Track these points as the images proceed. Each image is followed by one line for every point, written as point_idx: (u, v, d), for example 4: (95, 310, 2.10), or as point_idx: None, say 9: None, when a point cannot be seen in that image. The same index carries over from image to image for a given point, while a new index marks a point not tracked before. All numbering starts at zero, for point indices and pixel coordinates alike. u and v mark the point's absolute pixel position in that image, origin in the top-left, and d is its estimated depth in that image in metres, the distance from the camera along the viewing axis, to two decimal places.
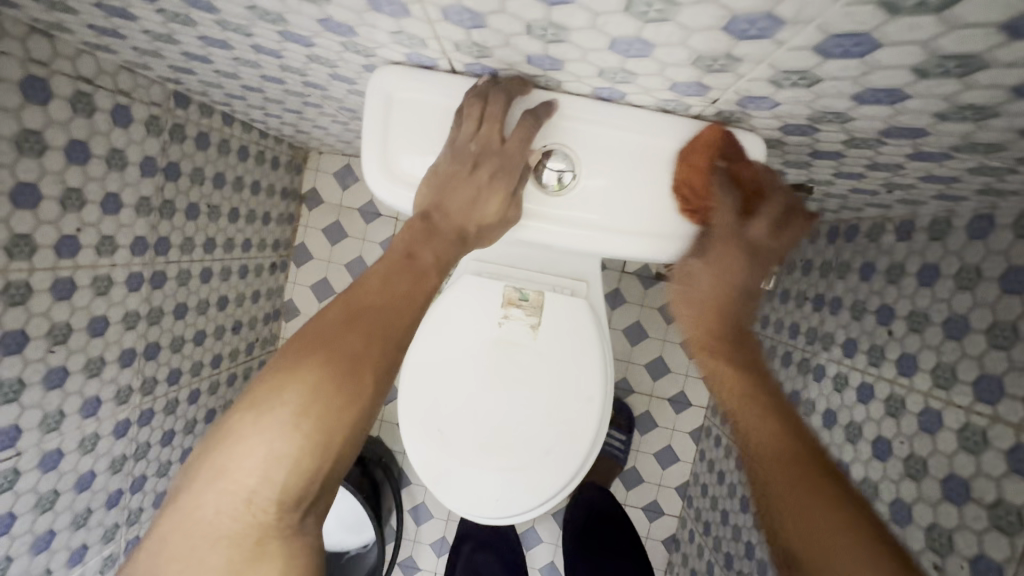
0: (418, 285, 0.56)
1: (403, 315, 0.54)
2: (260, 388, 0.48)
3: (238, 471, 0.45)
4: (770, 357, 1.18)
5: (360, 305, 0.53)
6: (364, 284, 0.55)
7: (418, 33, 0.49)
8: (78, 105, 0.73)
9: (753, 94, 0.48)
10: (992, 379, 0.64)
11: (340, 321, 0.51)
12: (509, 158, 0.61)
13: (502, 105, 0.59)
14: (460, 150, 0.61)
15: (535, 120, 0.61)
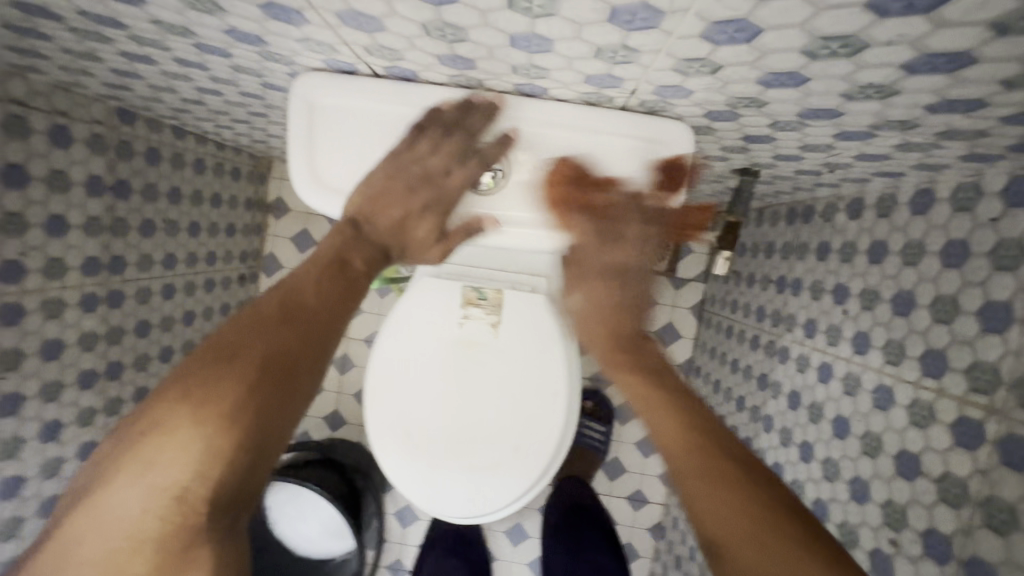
0: (346, 292, 0.60)
1: (332, 320, 0.57)
2: (195, 383, 0.49)
3: (171, 466, 0.47)
4: (739, 341, 1.18)
5: (292, 306, 0.56)
6: (298, 285, 0.57)
7: (328, 40, 0.48)
8: (13, 127, 0.72)
9: (666, 85, 0.48)
10: (936, 353, 0.64)
11: (273, 322, 0.54)
12: (446, 194, 0.63)
13: (462, 140, 0.61)
14: (405, 170, 0.61)
15: (482, 159, 0.62)
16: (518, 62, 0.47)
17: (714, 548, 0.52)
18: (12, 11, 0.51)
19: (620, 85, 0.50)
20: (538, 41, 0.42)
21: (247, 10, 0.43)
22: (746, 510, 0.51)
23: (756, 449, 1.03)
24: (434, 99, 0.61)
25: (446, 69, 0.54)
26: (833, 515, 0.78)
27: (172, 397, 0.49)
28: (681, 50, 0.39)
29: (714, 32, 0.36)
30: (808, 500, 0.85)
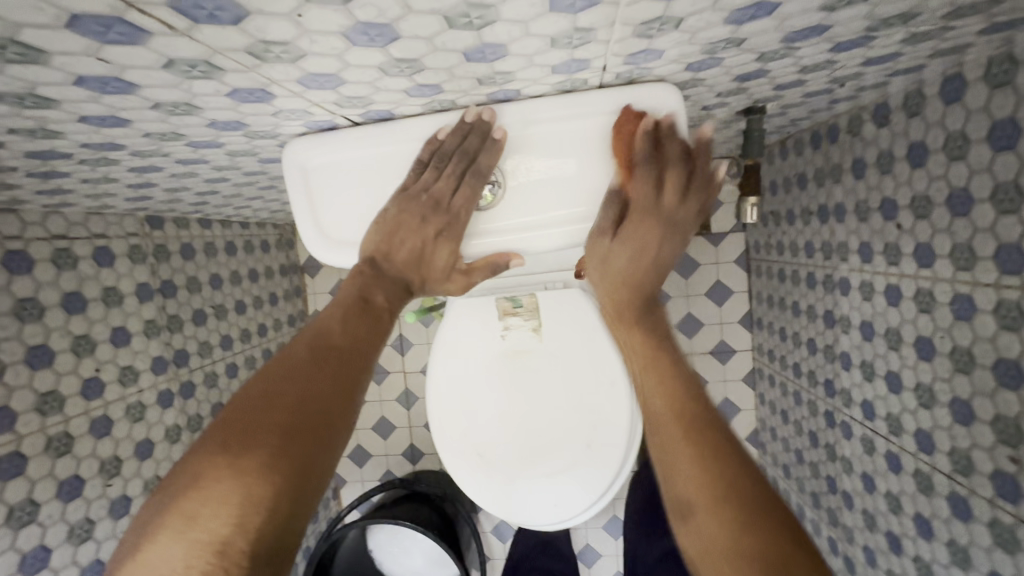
0: (371, 330, 0.57)
1: (365, 359, 0.54)
2: (232, 429, 0.45)
3: (215, 517, 0.41)
4: (796, 282, 1.12)
5: (324, 348, 0.52)
6: (328, 325, 0.54)
7: (300, 105, 0.50)
8: (61, 260, 0.79)
9: (632, 53, 0.46)
10: (1011, 246, 0.58)
11: (308, 364, 0.50)
12: (456, 215, 0.61)
13: (462, 161, 0.60)
14: (412, 200, 0.61)
15: (480, 173, 0.61)
16: (481, 74, 0.47)
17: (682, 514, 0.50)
18: (29, 161, 0.55)
19: (587, 68, 0.49)
20: (491, 50, 0.41)
21: (218, 103, 0.45)
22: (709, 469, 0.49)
23: (840, 390, 0.97)
24: (428, 135, 0.62)
25: (417, 100, 0.54)
26: (939, 444, 0.72)
27: (209, 446, 0.44)
28: (636, 15, 0.38)
29: None
30: (908, 432, 0.78)
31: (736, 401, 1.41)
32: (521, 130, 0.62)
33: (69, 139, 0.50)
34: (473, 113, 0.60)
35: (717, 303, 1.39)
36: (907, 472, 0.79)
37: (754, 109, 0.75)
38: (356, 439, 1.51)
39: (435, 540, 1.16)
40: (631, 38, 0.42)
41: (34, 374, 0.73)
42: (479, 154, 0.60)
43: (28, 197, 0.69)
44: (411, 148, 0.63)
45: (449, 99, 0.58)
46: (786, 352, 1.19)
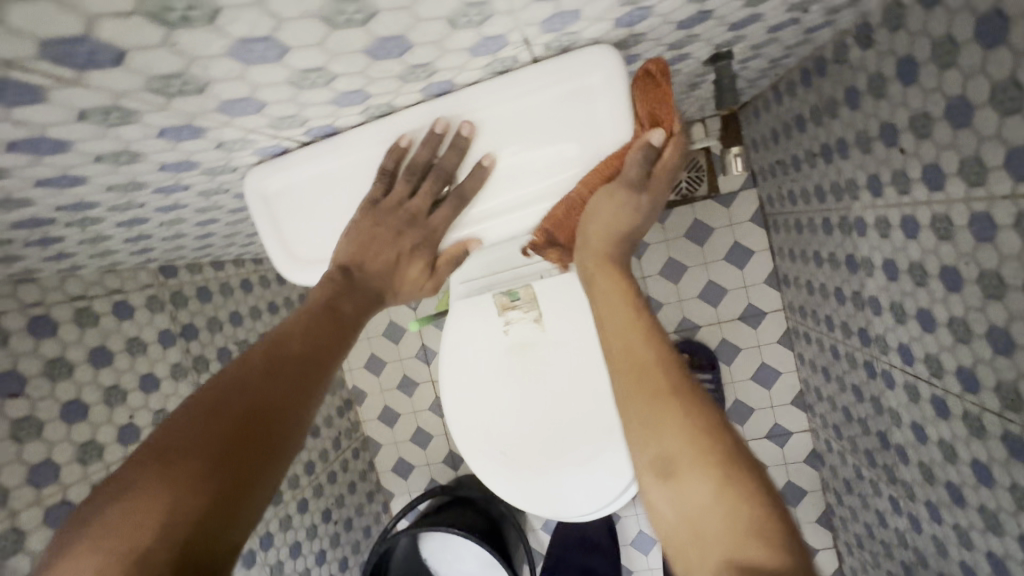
0: (332, 343, 0.57)
1: (321, 370, 0.54)
2: (171, 438, 0.46)
3: (136, 523, 0.41)
4: (814, 231, 1.05)
5: (274, 359, 0.53)
6: (283, 335, 0.55)
7: (250, 126, 0.53)
8: (84, 318, 0.84)
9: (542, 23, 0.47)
10: (1021, 149, 0.52)
11: (259, 373, 0.51)
12: (429, 229, 0.64)
13: (439, 178, 0.62)
14: (378, 215, 0.63)
15: (460, 194, 0.64)
16: (396, 70, 0.50)
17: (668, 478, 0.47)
18: (21, 231, 0.59)
19: (506, 44, 0.51)
20: (393, 42, 0.44)
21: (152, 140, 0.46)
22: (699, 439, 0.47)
23: (875, 337, 0.90)
24: (392, 141, 0.63)
25: (349, 109, 0.57)
26: (983, 381, 0.65)
27: (149, 451, 0.45)
28: None
29: None
30: (950, 372, 0.71)
31: (775, 365, 1.33)
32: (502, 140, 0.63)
33: (43, 203, 0.53)
34: (444, 123, 0.61)
35: (737, 267, 1.33)
36: (955, 416, 0.72)
37: (722, 55, 0.71)
38: (398, 453, 1.54)
39: (478, 542, 1.17)
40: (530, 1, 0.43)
41: (70, 428, 0.78)
42: (450, 159, 0.62)
43: (39, 263, 0.74)
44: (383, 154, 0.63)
45: (384, 103, 0.59)
46: (816, 305, 1.12)
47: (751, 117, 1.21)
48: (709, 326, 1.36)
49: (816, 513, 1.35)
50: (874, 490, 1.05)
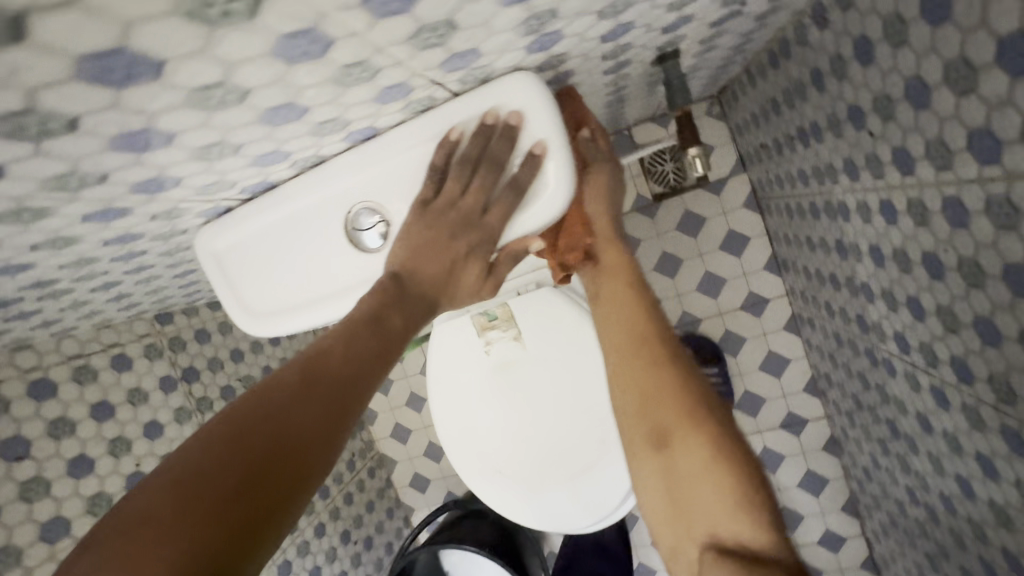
0: (382, 352, 0.58)
1: (367, 383, 0.55)
2: (193, 471, 0.43)
3: (155, 555, 0.39)
4: (804, 218, 1.04)
5: (327, 371, 0.52)
6: (326, 349, 0.54)
7: (198, 145, 0.54)
8: (81, 375, 0.91)
9: (458, 49, 0.55)
10: (980, 130, 0.51)
11: (298, 388, 0.50)
12: (490, 232, 0.67)
13: (493, 169, 0.65)
14: (445, 217, 0.67)
15: (517, 186, 0.66)
16: (327, 73, 0.50)
17: (662, 444, 0.60)
18: (24, 267, 0.64)
19: (434, 43, 0.52)
20: (312, 39, 0.43)
21: (115, 158, 0.50)
22: (685, 411, 0.59)
23: (872, 325, 0.88)
24: (445, 133, 0.67)
25: (287, 127, 0.59)
26: (976, 370, 0.63)
27: (175, 475, 0.43)
28: None
29: None
30: (944, 362, 0.69)
31: (783, 352, 1.31)
32: (556, 133, 0.65)
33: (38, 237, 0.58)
34: (493, 114, 0.65)
35: (736, 255, 1.31)
36: (955, 405, 0.70)
37: (669, 40, 0.72)
38: (413, 466, 1.57)
39: (489, 557, 1.18)
40: (446, 12, 0.47)
41: None
42: (501, 164, 0.65)
43: (49, 309, 0.79)
44: (347, 178, 0.64)
45: (336, 115, 0.60)
46: (816, 291, 1.10)
47: (732, 99, 1.19)
48: (712, 318, 1.33)
49: (840, 505, 1.31)
50: (891, 480, 1.02)
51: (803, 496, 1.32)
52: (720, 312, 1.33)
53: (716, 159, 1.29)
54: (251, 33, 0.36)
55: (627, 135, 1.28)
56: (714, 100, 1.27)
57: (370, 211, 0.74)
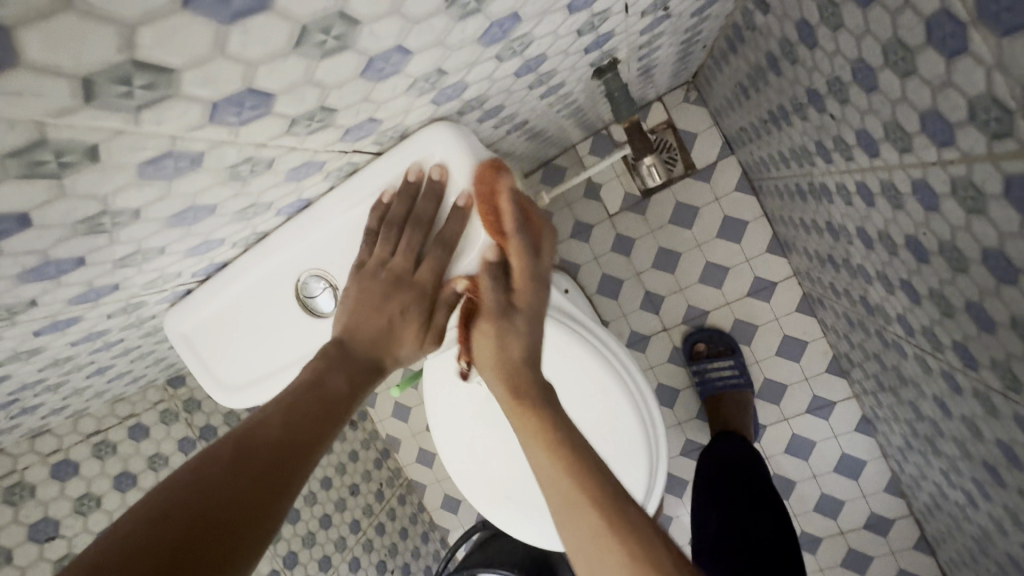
0: (329, 417, 0.46)
1: (312, 453, 0.43)
2: None
3: None
4: (793, 196, 0.96)
5: (263, 441, 0.42)
6: (263, 419, 0.43)
7: (122, 304, 0.52)
8: (101, 451, 0.91)
9: (359, 146, 0.47)
10: (931, 112, 0.44)
11: (228, 474, 0.39)
12: (428, 288, 0.53)
13: (419, 229, 0.52)
14: (372, 278, 0.53)
15: (445, 243, 0.52)
16: (227, 220, 0.46)
17: None
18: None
19: (325, 161, 0.46)
20: (193, 211, 0.41)
21: (43, 340, 0.49)
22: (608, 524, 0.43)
23: (876, 307, 0.81)
24: (375, 198, 0.53)
25: (214, 254, 0.54)
26: (979, 355, 0.57)
27: None
28: (268, 134, 0.35)
29: (234, 120, 0.31)
30: (948, 346, 0.63)
31: (799, 335, 1.23)
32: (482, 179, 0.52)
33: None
34: (416, 170, 0.52)
35: (734, 241, 1.24)
36: (968, 393, 0.64)
37: (606, 66, 0.70)
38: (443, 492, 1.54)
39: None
40: (325, 141, 0.42)
41: None
42: (430, 209, 0.52)
43: (41, 421, 0.81)
44: (285, 290, 0.58)
45: (249, 232, 0.54)
46: (819, 272, 1.02)
47: (707, 84, 1.13)
48: (718, 309, 1.27)
49: (882, 483, 1.22)
50: (927, 462, 0.94)
51: (840, 478, 1.24)
52: (726, 303, 1.26)
53: (700, 147, 1.23)
54: (78, 219, 0.33)
55: (602, 134, 1.23)
56: (690, 85, 1.21)
57: (314, 277, 0.58)
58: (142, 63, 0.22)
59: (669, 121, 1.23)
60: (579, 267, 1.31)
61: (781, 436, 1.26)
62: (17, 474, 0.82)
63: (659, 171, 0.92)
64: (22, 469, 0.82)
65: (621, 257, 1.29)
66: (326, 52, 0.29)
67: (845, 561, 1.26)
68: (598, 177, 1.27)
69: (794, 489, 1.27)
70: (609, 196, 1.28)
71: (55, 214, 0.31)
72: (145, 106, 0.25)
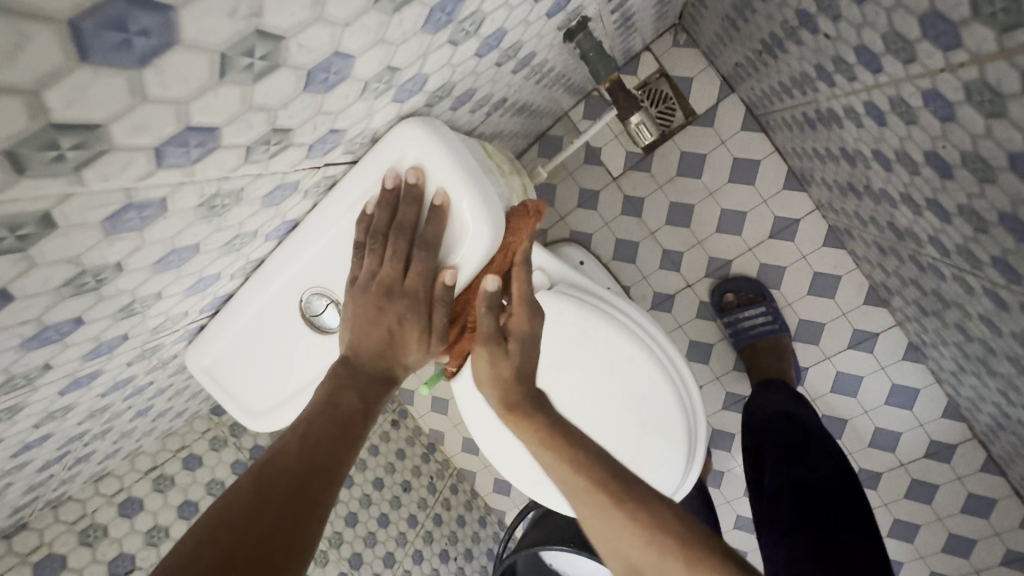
0: (345, 435, 0.47)
1: (335, 471, 0.44)
2: None
3: None
4: (801, 127, 0.91)
5: (283, 468, 0.42)
6: (280, 448, 0.44)
7: (138, 350, 0.53)
8: (161, 484, 0.94)
9: (331, 159, 0.46)
10: (929, 14, 0.40)
11: (250, 505, 0.39)
12: (420, 294, 0.52)
13: (402, 235, 0.51)
14: (362, 292, 0.52)
15: (429, 244, 0.51)
16: (214, 255, 0.46)
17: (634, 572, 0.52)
18: (53, 464, 0.68)
19: (298, 181, 0.45)
20: (177, 253, 0.41)
21: (71, 396, 0.51)
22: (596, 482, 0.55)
23: (905, 231, 0.76)
24: (358, 211, 0.53)
25: (215, 288, 0.54)
26: (1022, 269, 0.53)
27: None
28: (227, 166, 0.34)
29: (184, 160, 0.31)
30: (987, 263, 0.58)
31: (830, 271, 1.18)
32: (458, 173, 0.50)
33: (41, 451, 0.60)
34: (392, 176, 0.50)
35: (747, 183, 1.18)
36: (1014, 308, 0.59)
37: (575, 27, 0.68)
38: (493, 476, 1.56)
39: (578, 552, 1.06)
40: (293, 163, 0.41)
41: None
42: (412, 216, 0.51)
43: (100, 466, 0.85)
44: (290, 312, 0.59)
45: (244, 261, 0.54)
46: (841, 202, 0.97)
47: (695, 24, 1.07)
48: (741, 256, 1.22)
49: (939, 409, 1.17)
50: (982, 383, 0.89)
51: (893, 410, 1.20)
52: (748, 250, 1.21)
53: (698, 90, 1.17)
54: (63, 285, 0.33)
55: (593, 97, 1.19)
56: (678, 28, 1.16)
57: (316, 295, 0.58)
58: (62, 124, 0.23)
59: (662, 70, 1.18)
60: (591, 236, 1.29)
61: (825, 375, 1.22)
62: (88, 517, 0.86)
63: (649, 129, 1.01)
64: (92, 512, 0.87)
65: (632, 219, 1.26)
66: (256, 76, 0.29)
67: (909, 492, 1.22)
68: (598, 141, 1.24)
69: (845, 428, 1.23)
70: (612, 160, 1.25)
71: (31, 281, 0.31)
72: (85, 165, 0.26)
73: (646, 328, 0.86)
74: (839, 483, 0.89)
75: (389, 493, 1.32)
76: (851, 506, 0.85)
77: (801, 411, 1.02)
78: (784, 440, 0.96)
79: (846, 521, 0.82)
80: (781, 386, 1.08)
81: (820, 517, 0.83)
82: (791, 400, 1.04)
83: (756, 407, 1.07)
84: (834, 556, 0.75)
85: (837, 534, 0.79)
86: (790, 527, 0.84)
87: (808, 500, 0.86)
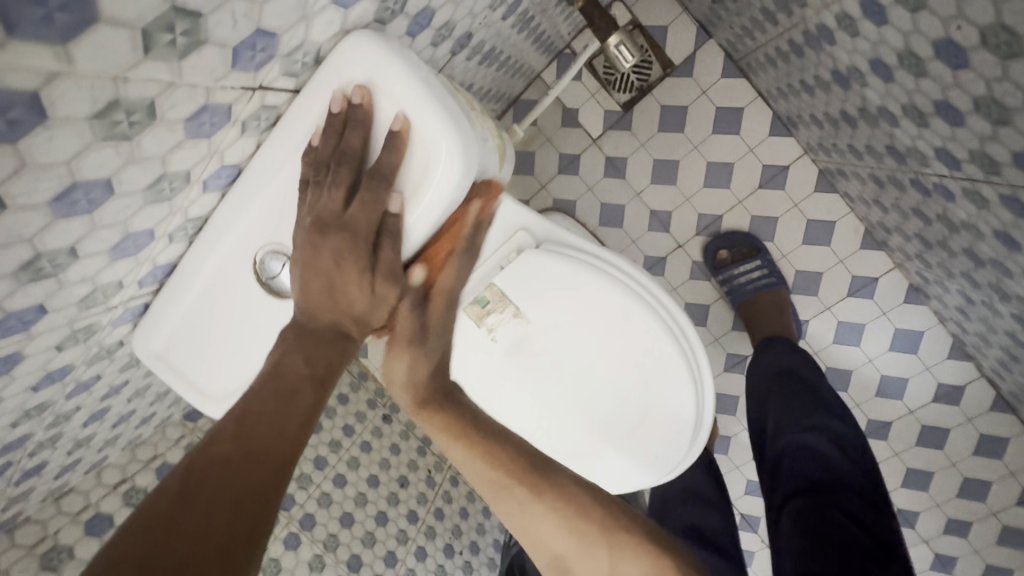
0: (289, 410, 0.42)
1: (280, 451, 0.39)
2: None
3: None
4: (786, 59, 0.86)
5: (215, 456, 0.37)
6: (215, 433, 0.39)
7: (67, 330, 0.45)
8: (132, 498, 0.86)
9: (265, 79, 0.41)
10: None
11: (177, 499, 0.35)
12: (368, 234, 0.46)
13: (345, 164, 0.45)
14: (304, 232, 0.46)
15: (379, 175, 0.45)
16: (140, 202, 0.39)
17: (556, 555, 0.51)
18: None
19: (228, 105, 0.40)
20: (83, 187, 0.34)
21: None
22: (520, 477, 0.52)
23: (907, 151, 0.71)
24: (303, 147, 0.47)
25: (154, 252, 0.47)
26: None
27: None
28: (118, 56, 0.29)
29: (48, 31, 0.25)
30: (1006, 163, 0.54)
31: (824, 216, 1.13)
32: (405, 92, 0.45)
33: None
34: (339, 99, 0.45)
35: (732, 133, 1.13)
36: None
37: None
38: None
39: None
40: (213, 69, 0.35)
41: None
42: (353, 146, 0.45)
43: (59, 482, 0.76)
44: (244, 279, 0.53)
45: (183, 218, 0.47)
46: (833, 138, 0.92)
47: None
48: (732, 211, 1.17)
49: (946, 351, 1.13)
50: (991, 313, 0.85)
51: (899, 356, 1.16)
52: (738, 203, 1.16)
53: (674, 38, 1.12)
54: None
55: (566, 55, 1.13)
56: None
57: (270, 255, 0.52)
58: None
59: (634, 20, 1.12)
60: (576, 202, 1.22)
61: (825, 326, 1.18)
62: (50, 539, 0.78)
63: (628, 52, 1.08)
64: (53, 533, 0.78)
65: (617, 181, 1.20)
66: None
67: (921, 439, 1.18)
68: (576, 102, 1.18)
69: (851, 379, 1.19)
70: (590, 120, 1.19)
71: None
72: None
73: (643, 280, 0.79)
74: (842, 436, 0.84)
75: (384, 489, 1.24)
76: (853, 469, 0.80)
77: (805, 364, 0.97)
78: (784, 397, 0.91)
79: (851, 479, 0.78)
80: (783, 340, 1.04)
81: (821, 478, 0.78)
82: (794, 353, 1.00)
83: (754, 364, 1.03)
84: (829, 521, 0.71)
85: (843, 495, 0.75)
86: (790, 489, 0.80)
87: (806, 460, 0.81)
